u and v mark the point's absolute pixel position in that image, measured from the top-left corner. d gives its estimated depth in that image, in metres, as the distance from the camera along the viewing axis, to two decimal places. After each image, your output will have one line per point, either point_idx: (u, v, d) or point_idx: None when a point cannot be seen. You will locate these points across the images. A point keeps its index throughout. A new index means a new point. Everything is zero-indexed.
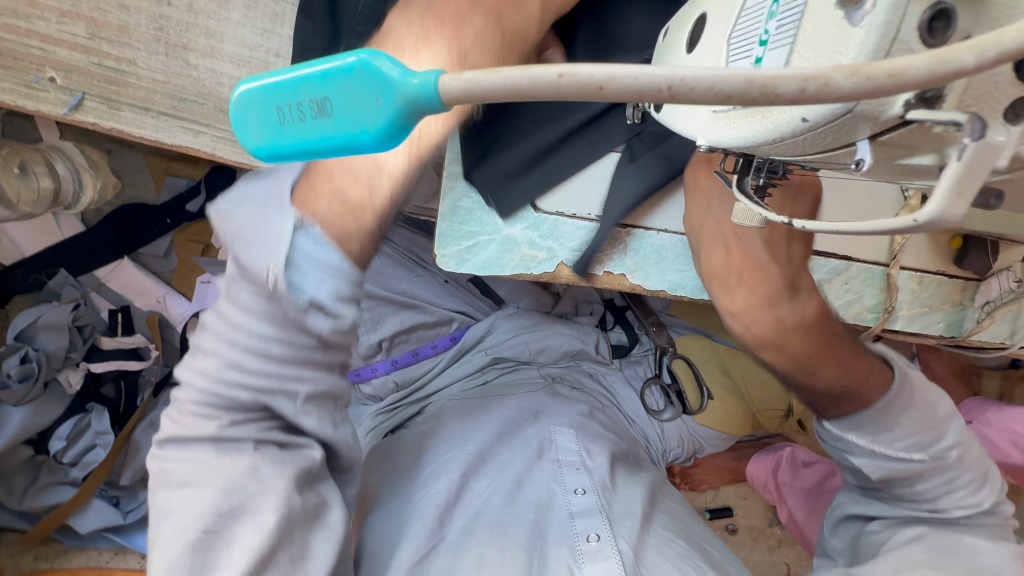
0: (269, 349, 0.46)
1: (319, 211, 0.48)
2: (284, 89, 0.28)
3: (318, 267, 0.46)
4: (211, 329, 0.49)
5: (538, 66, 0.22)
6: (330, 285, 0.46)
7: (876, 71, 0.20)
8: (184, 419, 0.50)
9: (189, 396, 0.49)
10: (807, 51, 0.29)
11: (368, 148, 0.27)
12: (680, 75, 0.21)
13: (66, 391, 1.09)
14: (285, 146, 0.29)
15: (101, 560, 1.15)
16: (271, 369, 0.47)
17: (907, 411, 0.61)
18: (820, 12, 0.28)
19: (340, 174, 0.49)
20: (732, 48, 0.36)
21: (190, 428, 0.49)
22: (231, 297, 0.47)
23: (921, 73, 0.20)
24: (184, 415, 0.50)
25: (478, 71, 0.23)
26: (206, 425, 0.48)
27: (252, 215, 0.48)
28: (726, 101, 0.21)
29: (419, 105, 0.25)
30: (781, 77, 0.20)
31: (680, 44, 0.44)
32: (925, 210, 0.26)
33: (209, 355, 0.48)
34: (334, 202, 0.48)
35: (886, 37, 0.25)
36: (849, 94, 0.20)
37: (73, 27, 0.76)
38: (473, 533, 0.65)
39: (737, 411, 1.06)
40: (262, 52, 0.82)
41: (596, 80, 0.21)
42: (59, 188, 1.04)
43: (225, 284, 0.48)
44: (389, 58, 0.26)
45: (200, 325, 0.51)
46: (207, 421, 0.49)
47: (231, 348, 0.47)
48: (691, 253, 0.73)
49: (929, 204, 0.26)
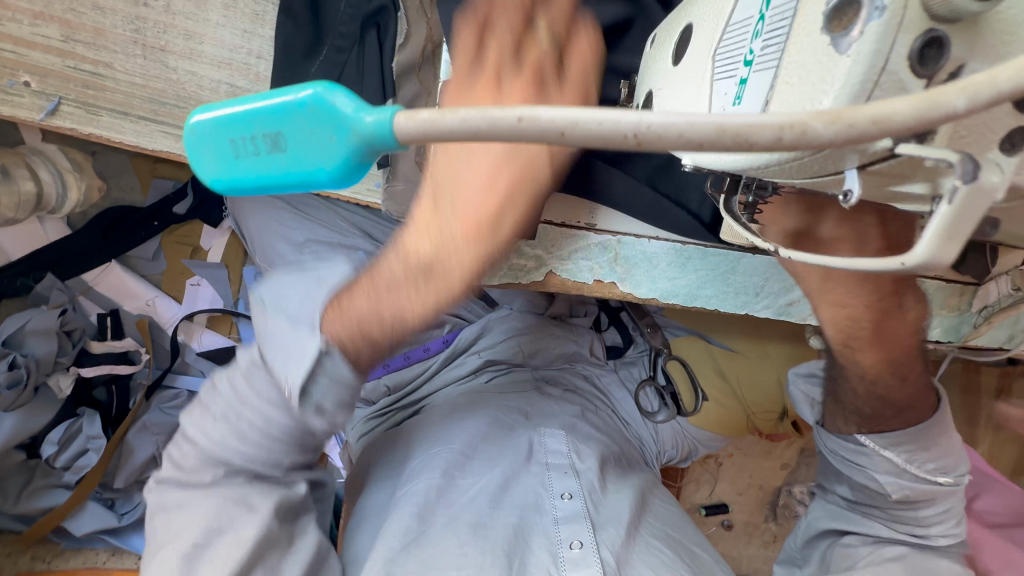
0: (271, 432, 0.53)
1: (339, 339, 0.48)
2: (236, 122, 0.27)
3: (330, 379, 0.48)
4: (222, 396, 0.55)
5: (496, 109, 0.21)
6: (335, 395, 0.49)
7: (858, 118, 0.19)
8: (184, 461, 0.56)
9: (190, 449, 0.56)
10: (792, 77, 0.27)
11: (325, 185, 0.26)
12: (646, 122, 0.19)
13: (57, 395, 1.07)
14: (241, 179, 0.28)
15: (97, 562, 1.13)
16: (269, 452, 0.54)
17: (945, 435, 0.63)
18: (805, 35, 0.26)
19: (366, 316, 0.47)
20: (717, 66, 0.34)
21: (189, 474, 0.56)
22: (248, 379, 0.53)
23: (906, 119, 0.19)
24: (182, 460, 0.56)
25: (435, 111, 0.22)
26: (202, 474, 0.55)
27: (279, 322, 0.50)
28: (697, 149, 0.19)
29: (374, 144, 0.24)
30: (752, 126, 0.18)
31: (666, 56, 0.42)
32: (913, 253, 0.24)
33: (214, 422, 0.54)
34: (355, 338, 0.48)
35: (876, 67, 0.23)
36: (829, 142, 0.19)
37: (46, 29, 0.73)
38: (454, 531, 0.65)
39: (732, 413, 1.03)
40: (243, 54, 0.79)
41: (557, 126, 0.20)
42: (42, 192, 0.99)
43: (246, 363, 0.54)
44: (344, 93, 0.24)
45: (213, 386, 0.56)
46: (203, 472, 0.55)
47: (235, 422, 0.53)
48: (682, 261, 0.71)
49: (918, 245, 0.24)
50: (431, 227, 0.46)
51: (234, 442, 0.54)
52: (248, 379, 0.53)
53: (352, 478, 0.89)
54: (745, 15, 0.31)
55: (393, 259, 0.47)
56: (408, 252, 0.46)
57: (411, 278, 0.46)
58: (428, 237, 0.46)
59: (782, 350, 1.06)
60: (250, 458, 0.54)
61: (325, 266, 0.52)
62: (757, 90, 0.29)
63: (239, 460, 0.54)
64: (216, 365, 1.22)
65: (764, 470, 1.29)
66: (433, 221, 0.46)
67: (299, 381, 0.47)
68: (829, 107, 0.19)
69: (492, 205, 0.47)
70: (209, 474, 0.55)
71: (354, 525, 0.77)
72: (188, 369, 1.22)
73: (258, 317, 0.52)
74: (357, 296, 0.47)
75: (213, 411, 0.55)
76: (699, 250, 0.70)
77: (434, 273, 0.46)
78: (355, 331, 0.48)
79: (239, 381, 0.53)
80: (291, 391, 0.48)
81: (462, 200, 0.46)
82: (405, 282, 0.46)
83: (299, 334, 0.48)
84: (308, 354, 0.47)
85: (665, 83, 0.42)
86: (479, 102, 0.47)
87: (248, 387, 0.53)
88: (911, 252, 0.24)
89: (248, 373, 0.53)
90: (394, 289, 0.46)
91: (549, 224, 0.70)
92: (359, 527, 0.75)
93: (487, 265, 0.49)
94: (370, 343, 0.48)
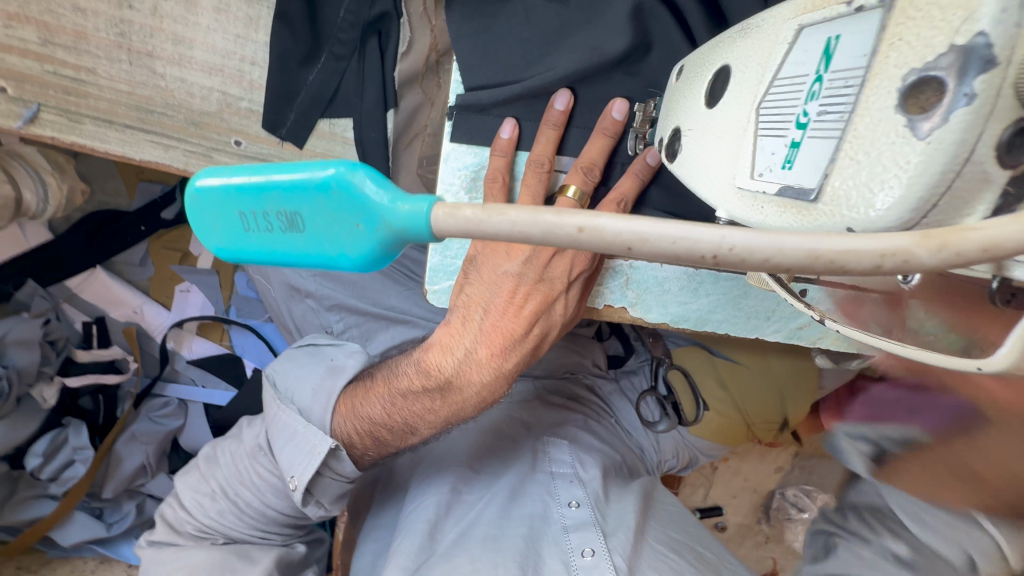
0: (268, 512, 0.68)
1: (346, 433, 0.65)
2: (247, 194, 0.24)
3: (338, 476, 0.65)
4: (226, 469, 0.71)
5: (552, 214, 0.18)
6: (335, 489, 0.66)
7: (965, 244, 0.17)
8: (180, 525, 0.69)
9: (187, 519, 0.68)
10: (859, 154, 0.24)
11: (347, 271, 0.24)
12: (729, 244, 0.17)
13: (40, 406, 1.00)
14: (250, 253, 0.25)
15: (86, 569, 1.10)
16: (269, 524, 0.70)
17: None
18: (874, 111, 0.24)
19: (376, 423, 0.64)
20: (762, 118, 0.31)
21: (183, 536, 0.68)
22: (254, 463, 0.69)
23: (1019, 244, 0.17)
24: (183, 528, 0.68)
25: (480, 209, 0.19)
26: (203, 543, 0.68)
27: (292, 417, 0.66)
28: (784, 273, 0.17)
29: (406, 236, 0.22)
30: (852, 253, 0.17)
31: (699, 95, 0.40)
32: (994, 361, 0.26)
33: (213, 498, 0.69)
34: (367, 438, 0.65)
35: (961, 158, 0.22)
36: (932, 269, 0.17)
37: (22, 32, 0.69)
38: (465, 548, 0.63)
39: (733, 424, 0.96)
40: (237, 60, 0.74)
41: (624, 241, 0.18)
42: (20, 196, 0.91)
43: (252, 447, 0.69)
44: (372, 177, 0.22)
45: (217, 458, 0.72)
46: (199, 539, 0.68)
47: (237, 499, 0.68)
48: (696, 286, 0.67)
49: (1001, 352, 0.26)
50: (452, 352, 0.58)
51: (233, 518, 0.68)
52: (253, 461, 0.69)
53: (356, 496, 0.92)
54: (800, 71, 0.29)
55: (412, 374, 0.62)
56: (429, 370, 0.60)
57: (428, 391, 0.60)
58: (447, 359, 0.58)
59: (786, 364, 0.95)
60: (246, 530, 0.68)
61: (342, 362, 0.71)
62: (814, 157, 0.27)
63: (237, 531, 0.68)
64: (208, 373, 1.18)
65: (759, 474, 1.29)
66: (454, 347, 0.57)
67: (303, 482, 0.62)
68: (933, 231, 0.17)
69: (499, 339, 0.56)
70: (205, 542, 0.67)
71: (366, 547, 0.78)
72: (178, 377, 1.18)
73: (272, 409, 0.69)
74: (373, 405, 0.64)
75: (213, 487, 0.69)
76: (711, 274, 0.67)
77: (447, 391, 0.59)
78: (370, 433, 0.64)
79: (244, 462, 0.69)
80: (297, 485, 0.63)
81: (486, 328, 0.56)
82: (420, 394, 0.61)
83: (311, 438, 0.64)
84: (318, 453, 0.63)
85: (696, 125, 0.39)
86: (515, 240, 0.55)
87: (251, 468, 0.68)
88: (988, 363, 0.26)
89: (252, 455, 0.69)
90: (409, 400, 0.62)
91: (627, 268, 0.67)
92: (369, 548, 0.77)
93: (492, 387, 0.60)
94: (379, 442, 0.65)
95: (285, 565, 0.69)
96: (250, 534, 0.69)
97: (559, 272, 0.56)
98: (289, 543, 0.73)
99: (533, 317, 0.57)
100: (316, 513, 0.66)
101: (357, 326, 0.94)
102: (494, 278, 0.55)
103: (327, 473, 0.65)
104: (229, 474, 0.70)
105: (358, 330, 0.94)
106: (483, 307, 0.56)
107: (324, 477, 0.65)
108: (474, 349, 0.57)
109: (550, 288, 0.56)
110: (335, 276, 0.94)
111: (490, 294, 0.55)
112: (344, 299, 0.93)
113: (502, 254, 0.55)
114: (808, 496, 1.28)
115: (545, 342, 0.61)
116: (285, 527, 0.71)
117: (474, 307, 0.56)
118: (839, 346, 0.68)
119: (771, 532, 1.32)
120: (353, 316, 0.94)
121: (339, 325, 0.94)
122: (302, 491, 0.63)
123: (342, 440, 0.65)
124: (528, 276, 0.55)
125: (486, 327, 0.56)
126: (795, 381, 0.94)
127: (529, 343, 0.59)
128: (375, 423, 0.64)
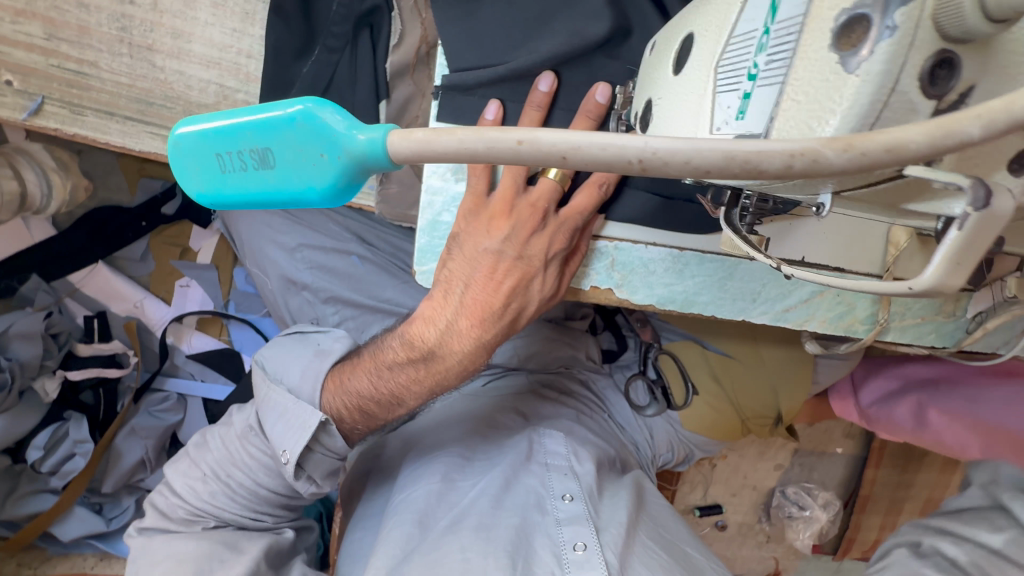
0: (259, 491, 0.69)
1: (330, 405, 0.67)
2: (222, 136, 0.26)
3: (330, 453, 0.67)
4: (216, 451, 0.72)
5: (494, 131, 0.20)
6: (325, 466, 0.67)
7: (870, 146, 0.18)
8: (171, 511, 0.70)
9: (178, 504, 0.70)
10: (798, 94, 0.26)
11: (315, 205, 0.25)
12: (651, 148, 0.19)
13: (43, 399, 1.00)
14: (227, 195, 0.27)
15: (84, 566, 1.11)
16: (258, 506, 0.71)
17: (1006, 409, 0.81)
18: (811, 52, 0.25)
19: (365, 399, 0.65)
20: (720, 78, 0.33)
21: (174, 521, 0.69)
22: (246, 444, 0.70)
23: (919, 147, 0.18)
24: (174, 513, 0.69)
25: (429, 132, 0.21)
26: (194, 526, 0.69)
27: (286, 396, 0.68)
28: (703, 176, 0.19)
29: (367, 162, 0.24)
30: (762, 154, 0.18)
31: (667, 65, 0.41)
32: (925, 278, 0.29)
33: (202, 482, 0.70)
34: (357, 414, 0.66)
35: (888, 88, 0.23)
36: (842, 170, 0.18)
37: (28, 27, 0.72)
38: (456, 534, 0.64)
39: (728, 419, 0.95)
40: (233, 54, 0.76)
41: (559, 149, 0.19)
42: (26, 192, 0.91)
43: (243, 428, 0.71)
44: (336, 111, 0.24)
45: (205, 443, 0.74)
46: (191, 522, 0.69)
47: (226, 481, 0.69)
48: (681, 268, 0.67)
49: (928, 272, 0.29)
50: (434, 323, 0.60)
51: (224, 499, 0.69)
52: (244, 442, 0.70)
53: (349, 484, 0.92)
54: (750, 27, 0.30)
55: (398, 347, 0.63)
56: (413, 341, 0.62)
57: (413, 362, 0.62)
58: (429, 331, 0.60)
59: (780, 353, 0.95)
60: (238, 512, 0.70)
61: (329, 345, 0.73)
62: (761, 104, 0.28)
63: (228, 513, 0.69)
64: (206, 368, 1.19)
65: (758, 472, 1.27)
66: (436, 319, 0.60)
67: (292, 454, 0.63)
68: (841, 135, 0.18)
69: (480, 313, 0.58)
70: (197, 525, 0.69)
71: (354, 534, 0.78)
72: (177, 372, 1.19)
73: (262, 391, 0.70)
74: (358, 380, 0.66)
75: (204, 471, 0.70)
76: (697, 256, 0.67)
77: (430, 361, 0.61)
78: (357, 408, 0.66)
79: (235, 443, 0.70)
80: (288, 459, 0.64)
81: (466, 301, 0.58)
82: (406, 365, 0.63)
83: (304, 413, 0.65)
84: (309, 427, 0.64)
85: (664, 93, 0.40)
86: (497, 216, 0.56)
87: (242, 448, 0.70)
88: (919, 278, 0.29)
89: (243, 436, 0.70)
90: (396, 371, 0.63)
91: (616, 245, 0.66)
92: (357, 535, 0.78)
93: (476, 356, 0.61)
94: (368, 416, 0.66)
95: (276, 553, 0.69)
96: (241, 516, 0.70)
97: (538, 251, 0.57)
98: (279, 527, 0.74)
99: (511, 293, 0.58)
100: (307, 489, 0.67)
101: (353, 317, 0.95)
102: (475, 254, 0.57)
103: (318, 448, 0.66)
104: (221, 457, 0.71)
105: (353, 322, 0.96)
106: (464, 282, 0.58)
107: (315, 453, 0.66)
108: (450, 324, 0.59)
109: (529, 265, 0.57)
110: (331, 269, 0.96)
111: (470, 270, 0.57)
112: (340, 291, 0.95)
113: (482, 230, 0.57)
114: (809, 494, 1.26)
115: (523, 316, 0.62)
116: (276, 508, 0.73)
117: (455, 281, 0.58)
118: (826, 328, 0.69)
119: (770, 528, 1.31)
120: (349, 308, 0.96)
121: (335, 316, 0.96)
122: (293, 465, 0.64)
123: (333, 415, 0.67)
124: (507, 254, 0.57)
125: (471, 297, 0.58)
126: (791, 369, 0.94)
127: (506, 319, 0.60)
128: (359, 397, 0.65)
